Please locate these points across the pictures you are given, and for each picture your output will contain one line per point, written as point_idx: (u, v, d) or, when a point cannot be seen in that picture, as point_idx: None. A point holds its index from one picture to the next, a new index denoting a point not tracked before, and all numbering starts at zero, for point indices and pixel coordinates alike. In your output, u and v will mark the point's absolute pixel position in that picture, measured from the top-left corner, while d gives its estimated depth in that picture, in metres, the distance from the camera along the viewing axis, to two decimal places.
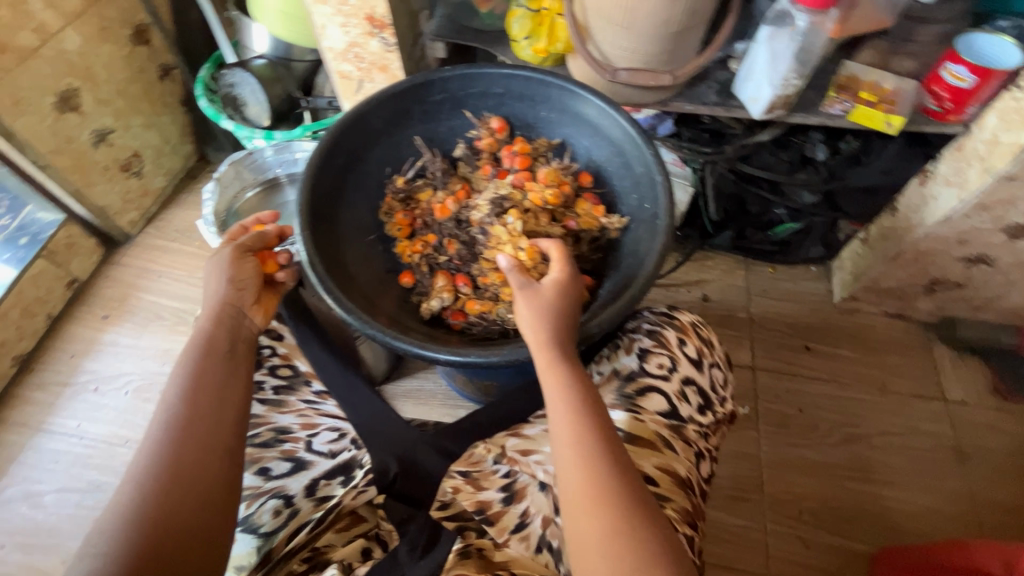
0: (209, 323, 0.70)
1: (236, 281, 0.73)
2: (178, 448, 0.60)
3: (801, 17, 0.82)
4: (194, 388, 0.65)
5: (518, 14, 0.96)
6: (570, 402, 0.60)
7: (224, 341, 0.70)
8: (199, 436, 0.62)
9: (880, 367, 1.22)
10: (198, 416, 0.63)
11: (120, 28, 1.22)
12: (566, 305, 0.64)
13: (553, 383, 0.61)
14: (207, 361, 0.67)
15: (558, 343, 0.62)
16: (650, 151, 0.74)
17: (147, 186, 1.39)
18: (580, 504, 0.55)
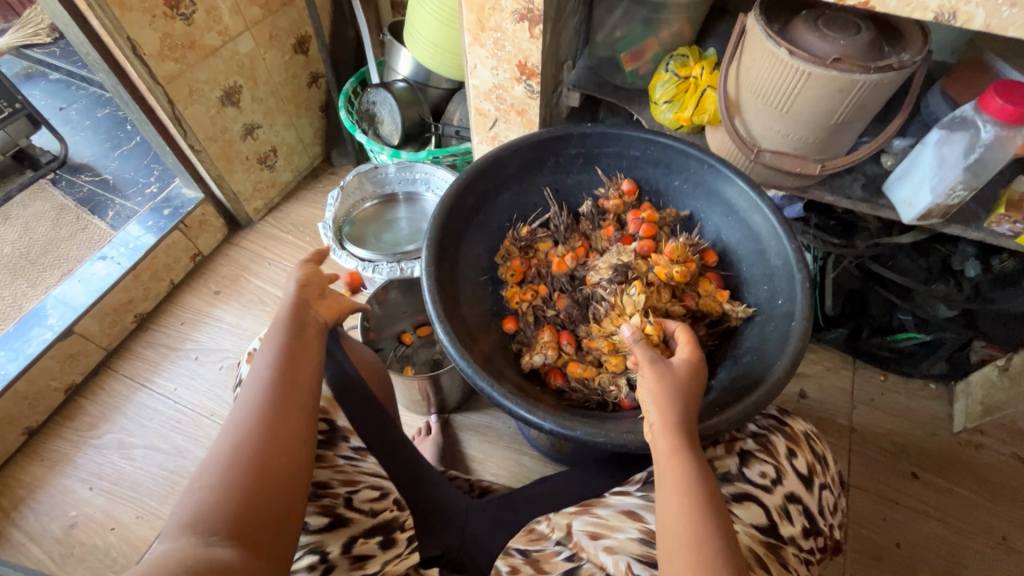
0: (286, 315, 0.69)
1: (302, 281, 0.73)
2: (261, 431, 0.58)
3: (986, 128, 0.75)
4: (277, 373, 0.63)
5: (663, 78, 0.95)
6: (690, 498, 0.53)
7: (302, 331, 0.68)
8: (284, 409, 0.61)
9: (1003, 518, 1.07)
10: (279, 402, 0.61)
11: (287, 38, 1.34)
12: (690, 389, 0.60)
13: (670, 469, 0.55)
14: (288, 347, 0.66)
15: (686, 432, 0.57)
16: (792, 245, 0.70)
17: (276, 180, 1.50)
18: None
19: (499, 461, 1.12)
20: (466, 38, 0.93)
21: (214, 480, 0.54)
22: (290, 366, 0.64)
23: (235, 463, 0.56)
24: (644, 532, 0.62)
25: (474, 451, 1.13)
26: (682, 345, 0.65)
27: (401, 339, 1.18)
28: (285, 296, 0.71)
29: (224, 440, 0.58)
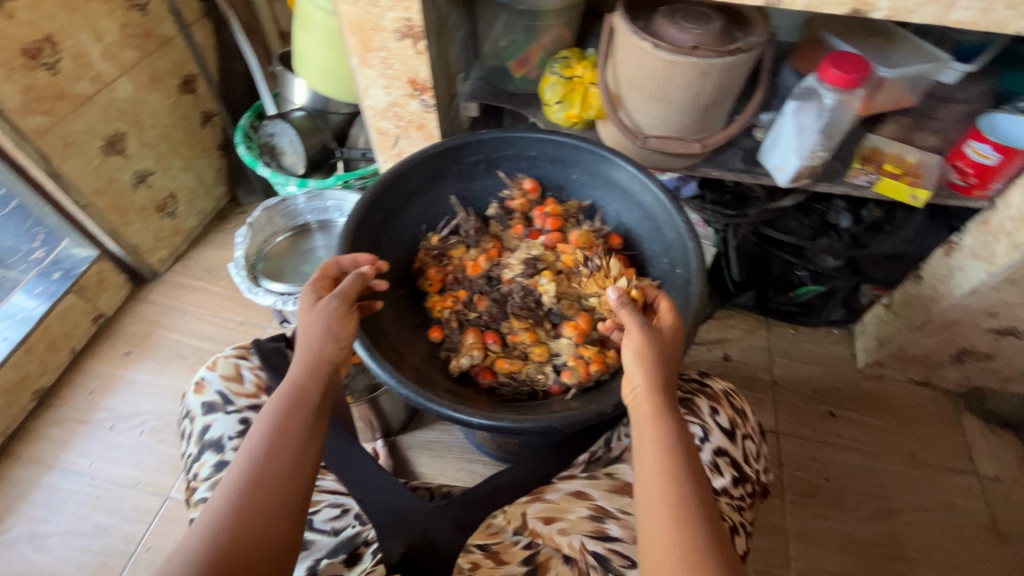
0: (303, 375, 0.61)
1: (330, 333, 0.64)
2: (249, 517, 0.52)
3: (828, 94, 0.86)
4: (278, 447, 0.56)
5: (551, 81, 1.01)
6: (670, 457, 0.54)
7: (316, 399, 0.61)
8: (277, 481, 0.55)
9: (911, 437, 1.19)
10: (274, 483, 0.54)
11: (171, 78, 1.29)
12: (670, 355, 0.62)
13: (652, 426, 0.56)
14: (293, 417, 0.59)
15: (667, 391, 0.59)
16: (681, 218, 0.75)
17: (179, 226, 1.43)
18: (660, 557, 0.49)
19: (452, 473, 1.12)
20: (353, 61, 0.93)
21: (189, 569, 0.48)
22: (289, 433, 0.57)
23: (213, 550, 0.50)
24: (593, 509, 0.64)
25: (426, 468, 1.12)
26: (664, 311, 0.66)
27: None
28: (310, 349, 0.63)
29: (208, 514, 0.52)
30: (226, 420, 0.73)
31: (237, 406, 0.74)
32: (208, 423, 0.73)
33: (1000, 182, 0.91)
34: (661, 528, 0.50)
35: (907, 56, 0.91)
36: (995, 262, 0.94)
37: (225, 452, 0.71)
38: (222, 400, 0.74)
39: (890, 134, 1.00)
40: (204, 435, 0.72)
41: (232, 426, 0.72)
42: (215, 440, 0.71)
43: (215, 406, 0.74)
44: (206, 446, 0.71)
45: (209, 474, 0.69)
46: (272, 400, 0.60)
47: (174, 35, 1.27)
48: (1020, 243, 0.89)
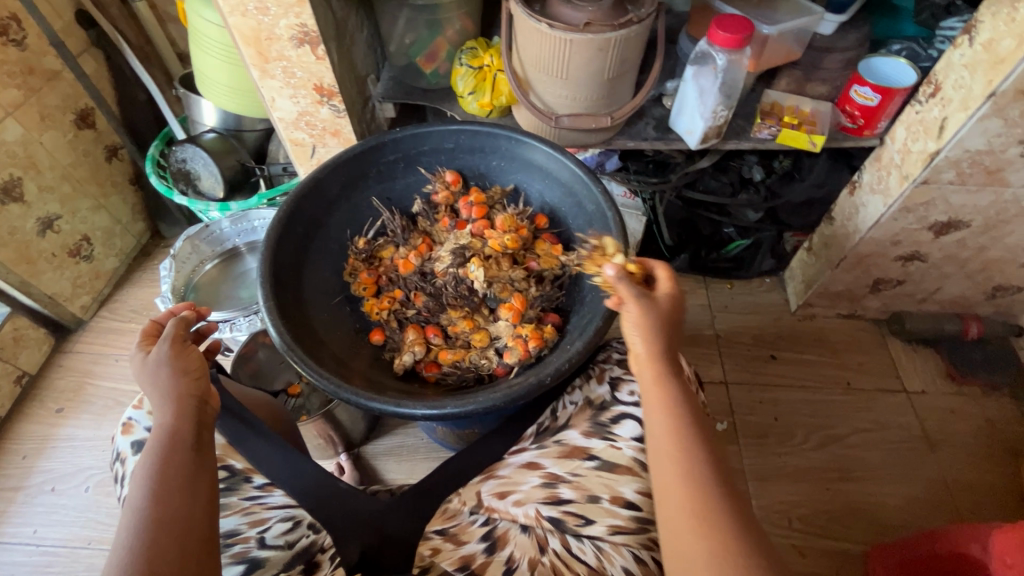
0: (166, 416, 0.60)
1: (178, 371, 0.62)
2: (148, 557, 0.50)
3: (720, 56, 0.90)
4: (162, 483, 0.55)
5: (461, 72, 1.01)
6: (673, 418, 0.58)
7: (191, 432, 0.60)
8: (174, 528, 0.53)
9: (845, 367, 1.27)
10: (167, 515, 0.53)
11: (64, 114, 1.21)
12: (671, 323, 0.63)
13: (658, 395, 0.59)
14: (172, 453, 0.58)
15: (666, 356, 0.61)
16: (599, 189, 0.78)
17: (99, 269, 1.35)
18: (676, 516, 0.52)
19: (421, 474, 1.11)
20: (254, 73, 0.91)
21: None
22: (173, 480, 0.56)
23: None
24: (546, 476, 0.66)
25: (394, 474, 1.11)
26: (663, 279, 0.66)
27: (289, 390, 1.13)
28: (164, 397, 0.61)
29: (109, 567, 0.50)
30: None
31: None
32: None
33: (886, 119, 1.00)
34: (676, 493, 0.53)
35: (787, 14, 0.98)
36: (890, 194, 1.02)
37: None
38: None
39: (785, 88, 1.07)
40: None
41: None
42: None
43: (146, 443, 0.71)
44: None
45: None
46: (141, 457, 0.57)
47: (61, 68, 1.19)
48: (908, 173, 0.97)
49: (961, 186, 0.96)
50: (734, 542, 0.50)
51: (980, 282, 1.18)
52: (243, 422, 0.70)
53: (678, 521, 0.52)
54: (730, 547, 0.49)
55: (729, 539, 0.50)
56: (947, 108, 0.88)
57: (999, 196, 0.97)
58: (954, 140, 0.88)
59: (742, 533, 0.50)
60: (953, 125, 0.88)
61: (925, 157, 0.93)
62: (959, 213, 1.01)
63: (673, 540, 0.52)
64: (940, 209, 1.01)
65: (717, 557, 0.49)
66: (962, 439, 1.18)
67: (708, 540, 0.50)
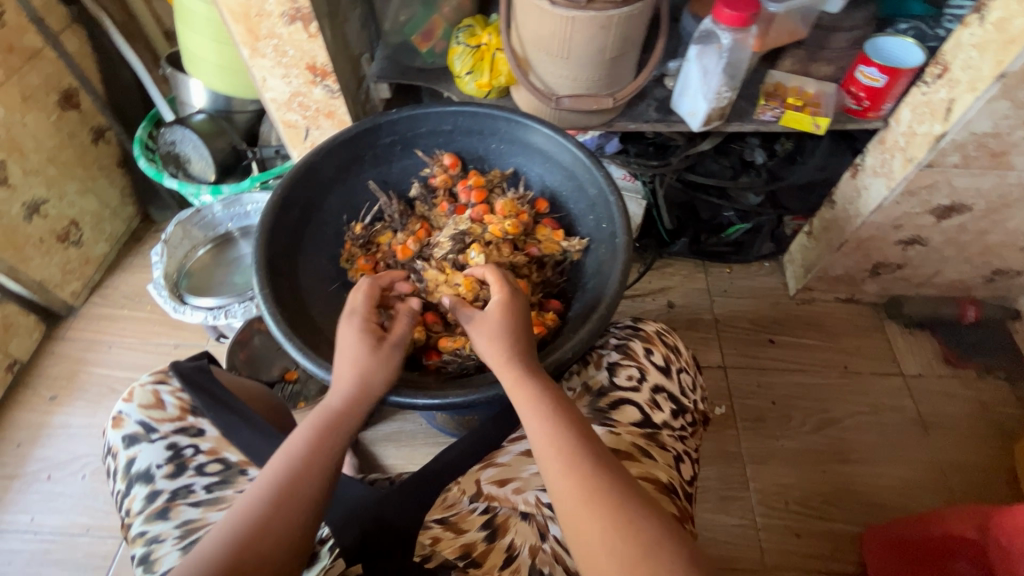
0: (343, 399, 0.58)
1: (376, 358, 0.61)
2: (253, 532, 0.48)
3: (725, 36, 0.88)
4: (303, 465, 0.53)
5: (458, 51, 0.99)
6: (548, 415, 0.54)
7: (351, 426, 0.58)
8: (287, 515, 0.50)
9: (843, 351, 1.28)
10: (291, 501, 0.51)
11: (48, 95, 1.17)
12: (513, 326, 0.61)
13: (527, 397, 0.56)
14: (326, 439, 0.55)
15: (521, 360, 0.59)
16: (601, 173, 0.76)
17: (88, 254, 1.33)
18: (578, 518, 0.47)
19: (420, 459, 1.11)
20: (244, 52, 0.88)
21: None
22: (311, 467, 0.53)
23: (213, 561, 0.46)
24: None
25: (393, 459, 1.11)
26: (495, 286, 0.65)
27: (286, 377, 1.11)
28: (349, 377, 0.59)
29: (225, 523, 0.49)
30: (153, 449, 0.69)
31: (162, 433, 0.70)
32: (133, 455, 0.68)
33: (891, 102, 0.98)
34: (569, 493, 0.49)
35: None
36: (893, 176, 1.00)
37: (155, 482, 0.66)
38: (144, 430, 0.70)
39: (789, 68, 1.05)
40: (130, 469, 0.68)
41: (160, 453, 0.68)
42: (142, 471, 0.67)
43: (137, 436, 0.69)
44: (134, 479, 0.67)
45: (142, 507, 0.65)
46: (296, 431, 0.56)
47: (42, 46, 1.15)
48: (913, 156, 0.96)
49: (966, 169, 0.95)
50: (637, 526, 0.46)
51: (979, 266, 1.17)
52: (235, 414, 0.71)
53: (579, 522, 0.47)
54: (633, 533, 0.46)
55: (633, 523, 0.46)
56: (955, 89, 0.87)
57: (1002, 180, 0.96)
58: (960, 122, 0.87)
59: (642, 513, 0.47)
60: (961, 107, 0.86)
61: (931, 140, 0.92)
62: (962, 197, 1.00)
63: (581, 546, 0.47)
64: (942, 192, 1.00)
65: (625, 549, 0.45)
66: (957, 421, 1.19)
67: (610, 535, 0.46)
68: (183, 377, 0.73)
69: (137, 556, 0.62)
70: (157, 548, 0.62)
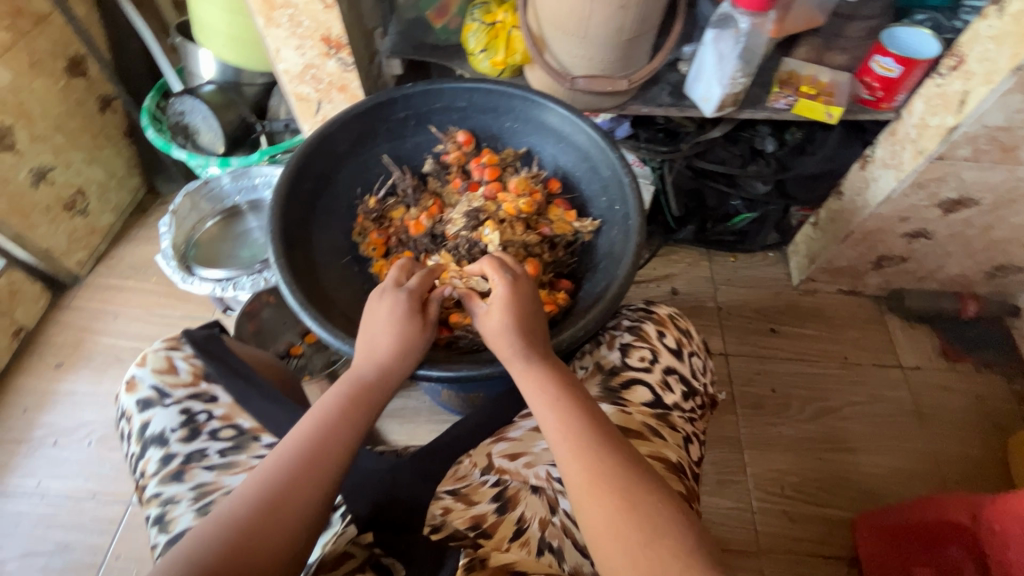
0: (374, 372, 0.61)
1: (411, 331, 0.63)
2: (283, 484, 0.50)
3: (743, 20, 0.88)
4: (334, 423, 0.55)
5: (473, 28, 0.98)
6: (556, 396, 0.55)
7: (379, 400, 0.60)
8: (316, 470, 0.51)
9: (844, 342, 1.29)
10: (317, 462, 0.52)
11: (55, 61, 1.16)
12: (525, 312, 0.62)
13: (537, 379, 0.57)
14: (354, 409, 0.57)
15: (533, 340, 0.60)
16: (616, 154, 0.76)
17: (94, 224, 1.32)
18: (586, 497, 0.48)
19: (423, 436, 1.13)
20: (258, 21, 0.87)
21: (220, 529, 0.46)
22: (342, 428, 0.55)
23: (242, 512, 0.47)
24: None
25: (396, 435, 1.12)
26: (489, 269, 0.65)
27: (292, 351, 1.14)
28: (389, 344, 0.62)
29: (251, 478, 0.50)
30: (166, 414, 0.69)
31: (176, 398, 0.70)
32: (147, 419, 0.69)
33: (904, 92, 0.98)
34: (580, 471, 0.49)
35: None
36: (903, 169, 1.01)
37: (169, 445, 0.67)
38: (157, 395, 0.71)
39: (803, 56, 1.05)
40: (144, 432, 0.69)
41: (174, 418, 0.69)
42: (157, 435, 0.68)
43: (151, 401, 0.70)
44: (148, 442, 0.68)
45: (156, 469, 0.66)
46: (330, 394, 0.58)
47: (50, 10, 1.13)
48: (924, 148, 0.96)
49: (975, 162, 0.95)
50: (646, 505, 0.46)
51: (982, 261, 1.18)
52: (248, 382, 0.72)
53: (588, 498, 0.47)
54: (643, 510, 0.45)
55: (641, 500, 0.46)
56: (970, 82, 0.87)
57: (1011, 175, 0.96)
58: (974, 115, 0.87)
59: (652, 491, 0.47)
60: (975, 99, 0.86)
61: (943, 132, 0.92)
62: (969, 190, 1.01)
63: (590, 523, 0.47)
64: (951, 186, 1.00)
65: (632, 527, 0.45)
66: (952, 414, 1.21)
67: (619, 511, 0.46)
68: (196, 345, 0.74)
69: (152, 516, 0.63)
70: (172, 510, 0.63)
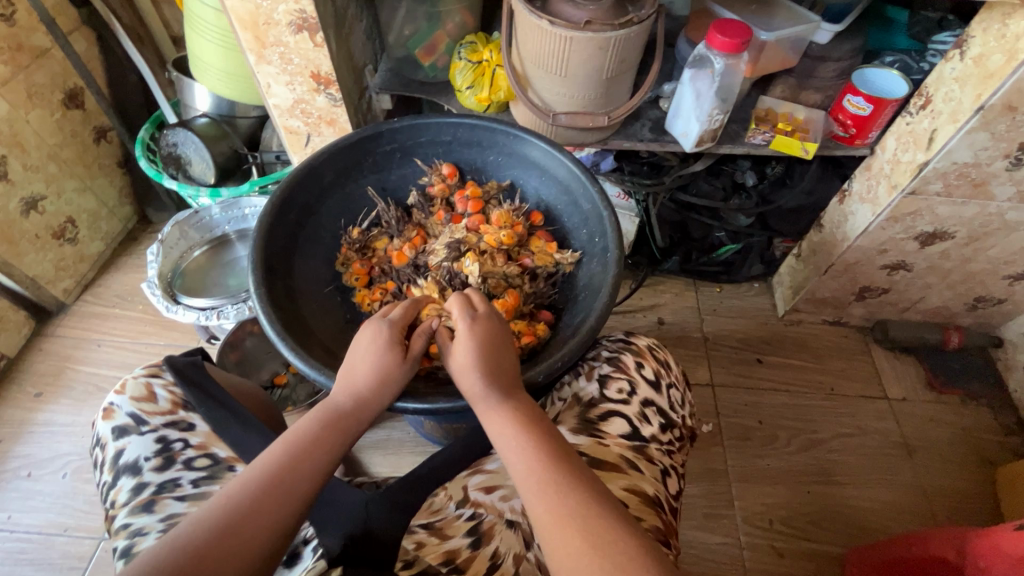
0: (350, 400, 0.60)
1: (393, 365, 0.63)
2: (244, 509, 0.49)
3: (717, 60, 0.91)
4: (305, 451, 0.55)
5: (460, 66, 1.02)
6: (520, 430, 0.55)
7: (354, 430, 0.59)
8: (279, 499, 0.50)
9: (830, 373, 1.29)
10: (284, 491, 0.51)
11: (53, 93, 1.19)
12: (490, 351, 0.62)
13: (504, 412, 0.57)
14: (327, 436, 0.57)
15: (502, 379, 0.60)
16: (595, 188, 0.78)
17: (83, 252, 1.33)
18: (552, 537, 0.47)
19: (406, 468, 1.11)
20: (250, 58, 0.90)
21: (171, 554, 0.45)
22: (311, 457, 0.54)
23: (200, 537, 0.46)
24: None
25: (379, 467, 1.11)
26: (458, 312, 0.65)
27: (275, 381, 1.14)
28: (372, 377, 0.62)
29: (214, 501, 0.49)
30: (141, 442, 0.68)
31: (152, 426, 0.70)
32: (121, 447, 0.68)
33: (877, 130, 1.01)
34: (545, 509, 0.48)
35: (785, 21, 0.99)
36: (878, 203, 1.03)
37: (142, 474, 0.66)
38: (134, 422, 0.70)
39: (779, 95, 1.09)
40: (117, 460, 0.67)
41: (148, 446, 0.68)
42: (130, 464, 0.67)
43: (127, 428, 0.69)
44: (122, 470, 0.67)
45: (127, 499, 0.65)
46: (305, 420, 0.58)
47: (51, 45, 1.17)
48: (897, 183, 0.98)
49: (948, 198, 0.97)
50: (608, 543, 0.45)
51: (962, 293, 1.20)
52: (228, 410, 0.72)
53: (552, 536, 0.47)
54: (605, 546, 0.45)
55: (604, 535, 0.45)
56: (937, 120, 0.90)
57: (983, 209, 0.98)
58: (942, 152, 0.90)
59: (617, 525, 0.46)
60: (942, 136, 0.89)
61: (914, 168, 0.95)
62: (944, 224, 1.03)
63: (555, 560, 0.46)
64: (926, 219, 1.02)
65: (594, 562, 0.44)
66: (939, 446, 1.20)
67: (582, 549, 0.45)
68: (174, 371, 0.73)
69: (119, 549, 0.61)
70: (139, 542, 0.61)
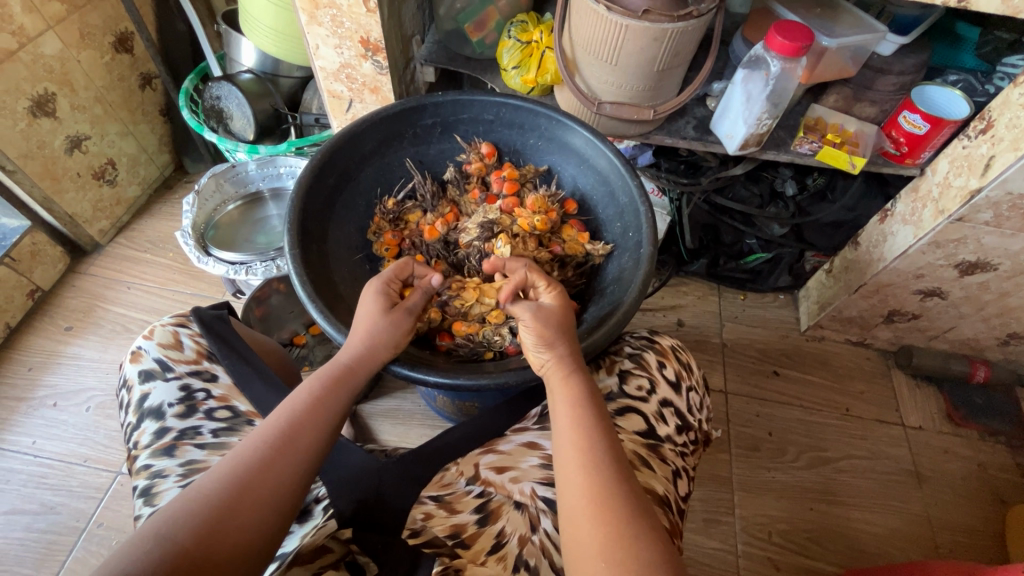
0: (350, 356, 0.63)
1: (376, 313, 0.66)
2: (259, 463, 0.51)
3: (774, 63, 0.88)
4: (312, 408, 0.57)
5: (508, 45, 1.00)
6: (574, 402, 0.57)
7: (354, 387, 0.62)
8: (291, 455, 0.53)
9: (846, 393, 1.27)
10: (291, 444, 0.54)
11: (104, 36, 1.21)
12: (565, 321, 0.64)
13: (567, 397, 0.58)
14: (331, 395, 0.60)
15: (572, 352, 0.62)
16: (635, 182, 0.77)
17: (120, 195, 1.35)
18: (579, 505, 0.50)
19: (414, 439, 1.12)
20: (301, 18, 0.90)
21: (187, 504, 0.47)
22: (318, 416, 0.57)
23: (214, 488, 0.49)
24: (544, 458, 0.66)
25: (388, 435, 1.13)
26: (545, 289, 0.68)
27: (295, 340, 1.16)
28: (362, 329, 0.64)
29: (231, 455, 0.51)
30: (166, 388, 0.70)
31: (177, 373, 0.72)
32: (146, 391, 0.70)
33: (930, 151, 0.98)
34: (579, 495, 0.50)
35: (848, 28, 0.96)
36: (922, 226, 1.00)
37: (165, 419, 0.68)
38: (160, 368, 0.71)
39: (832, 105, 1.06)
40: (142, 404, 0.69)
41: (173, 393, 0.70)
42: (154, 408, 0.69)
43: (153, 373, 0.71)
44: (146, 414, 0.69)
45: (150, 441, 0.67)
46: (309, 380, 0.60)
47: None
48: (945, 208, 0.95)
49: (996, 228, 0.94)
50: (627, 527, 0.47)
51: (996, 326, 1.16)
52: (250, 366, 0.73)
53: (580, 521, 0.49)
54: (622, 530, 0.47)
55: (627, 532, 0.47)
56: (996, 146, 0.86)
57: None
58: (997, 180, 0.87)
59: (640, 528, 0.47)
60: (1000, 164, 0.86)
61: (965, 194, 0.92)
62: (988, 255, 0.99)
63: (572, 528, 0.49)
64: (970, 248, 0.99)
65: (620, 556, 0.46)
66: (951, 479, 1.18)
67: (601, 524, 0.48)
68: (199, 323, 0.75)
69: (139, 487, 0.63)
70: (159, 483, 0.63)
